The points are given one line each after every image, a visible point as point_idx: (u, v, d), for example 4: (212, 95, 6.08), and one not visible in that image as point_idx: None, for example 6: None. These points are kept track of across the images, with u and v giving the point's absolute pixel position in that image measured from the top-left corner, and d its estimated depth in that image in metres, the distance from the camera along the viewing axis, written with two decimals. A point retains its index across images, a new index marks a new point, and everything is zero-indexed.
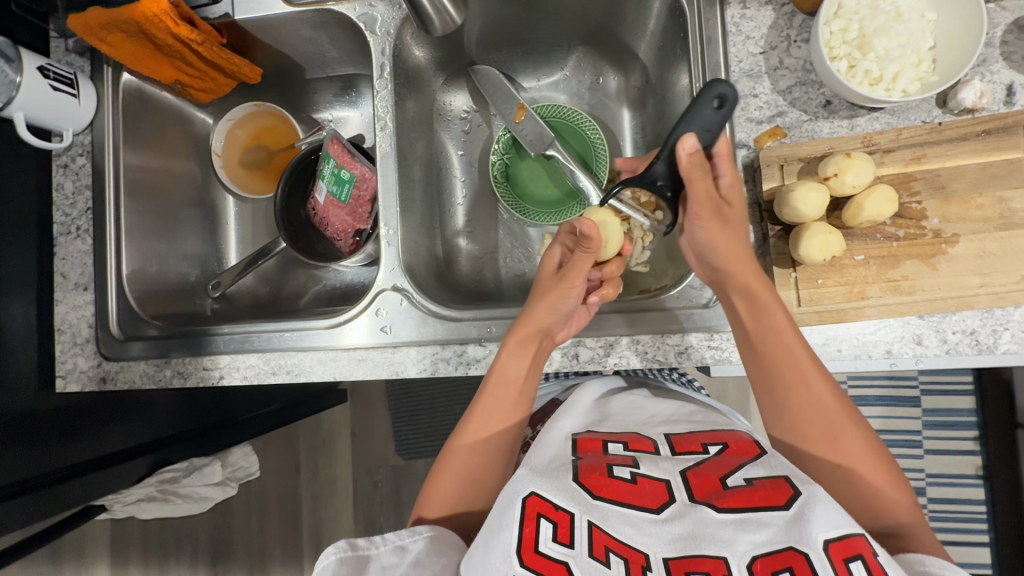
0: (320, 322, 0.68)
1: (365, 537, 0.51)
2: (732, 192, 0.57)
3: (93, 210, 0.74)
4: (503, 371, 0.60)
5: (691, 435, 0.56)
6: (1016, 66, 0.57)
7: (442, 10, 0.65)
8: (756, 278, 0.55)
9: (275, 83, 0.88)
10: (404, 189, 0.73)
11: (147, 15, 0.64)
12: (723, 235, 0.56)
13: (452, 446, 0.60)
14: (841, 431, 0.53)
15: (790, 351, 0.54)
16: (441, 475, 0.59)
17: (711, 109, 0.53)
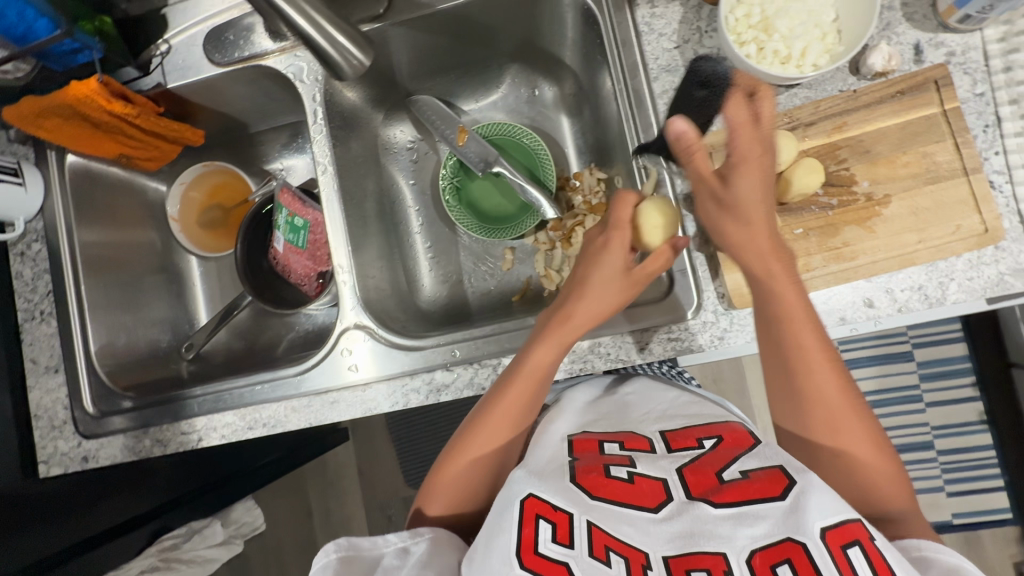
0: (288, 370, 0.68)
1: (368, 538, 0.51)
2: (741, 175, 0.52)
3: (55, 291, 0.74)
4: (538, 366, 0.58)
5: (686, 431, 0.56)
6: (919, 25, 0.59)
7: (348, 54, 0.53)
8: (773, 258, 0.52)
9: (222, 142, 0.89)
10: (354, 228, 0.73)
11: (79, 97, 0.66)
12: (721, 216, 0.54)
13: (465, 435, 0.59)
14: (843, 422, 0.51)
15: (800, 337, 0.52)
16: (446, 467, 0.59)
17: (700, 90, 0.60)
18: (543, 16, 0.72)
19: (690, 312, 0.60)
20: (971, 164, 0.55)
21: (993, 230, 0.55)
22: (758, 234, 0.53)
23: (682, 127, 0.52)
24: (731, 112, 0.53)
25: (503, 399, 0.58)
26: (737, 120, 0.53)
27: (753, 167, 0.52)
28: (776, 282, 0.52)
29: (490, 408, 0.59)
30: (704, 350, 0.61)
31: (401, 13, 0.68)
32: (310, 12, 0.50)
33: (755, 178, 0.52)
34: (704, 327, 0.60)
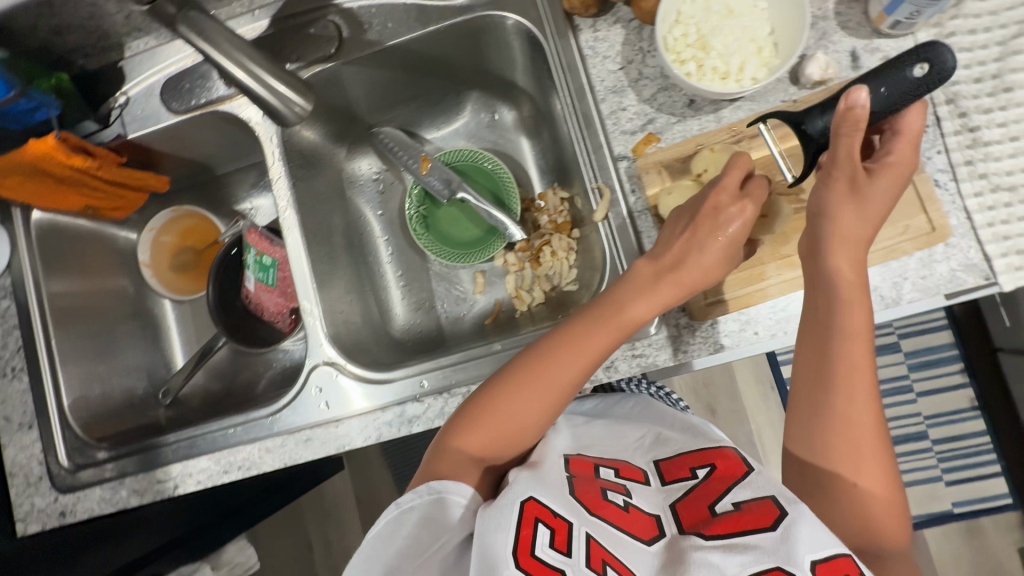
0: (262, 412, 0.68)
1: (408, 493, 0.53)
2: (885, 173, 0.51)
3: (25, 347, 0.75)
4: (631, 320, 0.56)
5: (679, 459, 0.55)
6: (854, 32, 0.60)
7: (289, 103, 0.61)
8: (852, 273, 0.51)
9: (190, 185, 0.90)
10: (319, 265, 0.74)
11: (39, 155, 0.67)
12: (844, 202, 0.51)
13: (532, 374, 0.56)
14: (866, 451, 0.50)
15: (852, 360, 0.51)
16: (496, 404, 0.56)
17: (912, 76, 0.46)
18: (493, 45, 0.73)
19: (653, 327, 0.61)
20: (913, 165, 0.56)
21: (941, 228, 0.55)
22: (859, 235, 0.52)
23: (864, 104, 0.44)
24: (911, 117, 0.50)
25: (588, 347, 0.56)
26: (911, 127, 0.51)
27: (898, 177, 0.51)
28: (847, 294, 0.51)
29: (567, 351, 0.56)
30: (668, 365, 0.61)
31: (351, 52, 0.70)
32: (252, 70, 0.57)
33: (896, 189, 0.51)
34: (667, 341, 0.61)
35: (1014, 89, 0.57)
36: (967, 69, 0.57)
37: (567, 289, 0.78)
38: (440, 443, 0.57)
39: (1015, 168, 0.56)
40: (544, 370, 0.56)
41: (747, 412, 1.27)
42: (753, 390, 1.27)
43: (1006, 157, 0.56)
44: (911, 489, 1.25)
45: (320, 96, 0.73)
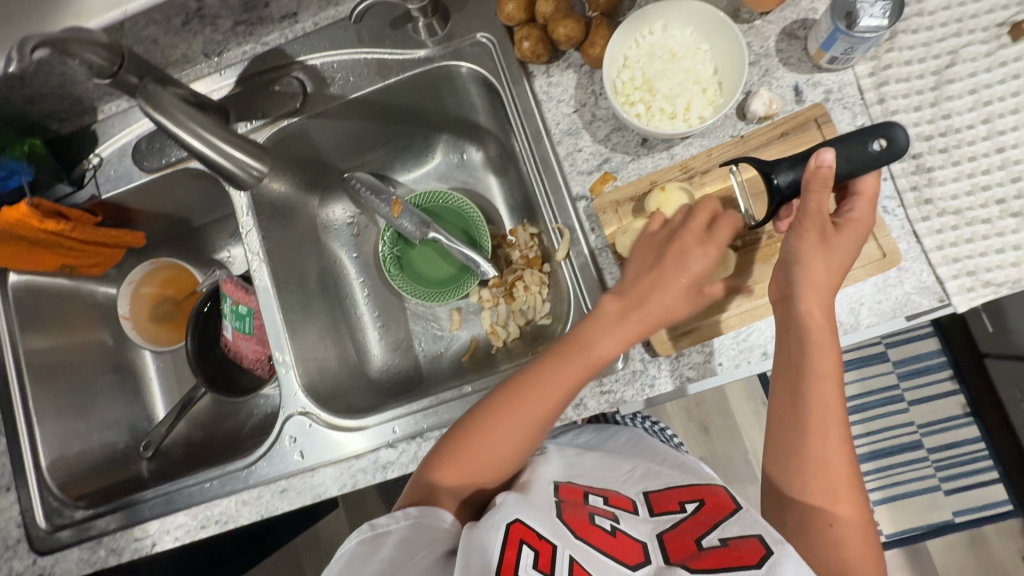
0: (239, 463, 0.68)
1: (385, 516, 0.52)
2: (852, 226, 0.53)
3: (3, 409, 0.75)
4: (600, 355, 0.55)
5: (669, 492, 0.54)
6: (796, 68, 0.62)
7: (245, 166, 0.63)
8: (822, 316, 0.52)
9: (169, 237, 0.92)
10: (292, 315, 0.75)
11: (12, 222, 0.69)
12: (817, 251, 0.52)
13: (504, 409, 0.56)
14: (841, 493, 0.50)
15: (824, 401, 0.52)
16: (470, 438, 0.56)
17: (872, 149, 0.52)
18: (454, 93, 0.75)
19: (619, 363, 0.61)
20: None
21: (891, 253, 0.57)
22: (829, 281, 0.53)
23: (830, 163, 0.51)
24: (867, 178, 0.54)
25: (559, 383, 0.55)
26: (868, 187, 0.54)
27: (862, 231, 0.53)
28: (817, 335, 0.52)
29: (539, 387, 0.56)
30: (636, 401, 0.61)
31: (316, 106, 0.72)
32: (205, 137, 0.59)
33: (859, 240, 0.53)
34: (633, 375, 0.61)
35: (951, 116, 0.59)
36: (906, 99, 0.59)
37: (541, 322, 0.79)
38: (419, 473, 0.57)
39: (959, 192, 0.58)
40: (517, 405, 0.56)
41: (740, 429, 1.26)
42: (745, 407, 1.27)
43: (949, 181, 0.58)
44: (910, 500, 1.23)
45: (288, 149, 0.75)
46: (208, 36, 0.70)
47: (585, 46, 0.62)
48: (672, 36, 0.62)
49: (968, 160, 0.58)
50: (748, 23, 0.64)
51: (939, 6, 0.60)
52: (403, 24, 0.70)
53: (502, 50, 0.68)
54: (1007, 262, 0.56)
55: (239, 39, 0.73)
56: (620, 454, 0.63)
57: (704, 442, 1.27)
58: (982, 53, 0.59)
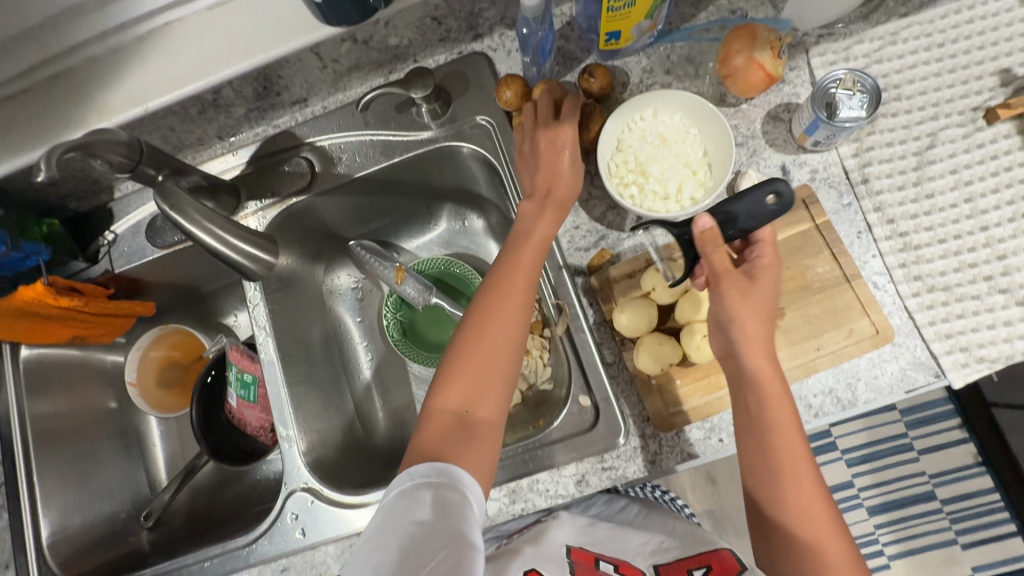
0: (238, 540, 0.68)
1: (421, 466, 0.50)
2: (766, 274, 0.55)
3: (8, 483, 0.75)
4: (539, 239, 0.60)
5: (678, 562, 0.55)
6: (782, 149, 0.65)
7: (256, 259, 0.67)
8: (769, 366, 0.53)
9: (178, 304, 0.93)
10: (297, 386, 0.76)
11: (28, 300, 0.71)
12: (745, 307, 0.54)
13: (485, 320, 0.57)
14: (828, 541, 0.50)
15: (789, 449, 0.52)
16: (466, 357, 0.56)
17: (767, 204, 0.53)
18: (455, 168, 0.78)
19: (620, 439, 0.61)
20: (850, 271, 0.60)
21: (884, 330, 0.58)
22: (764, 333, 0.54)
23: (711, 225, 0.52)
24: (766, 227, 0.56)
25: (521, 274, 0.59)
26: (768, 236, 0.56)
27: (776, 276, 0.56)
28: (768, 384, 0.53)
29: (508, 286, 0.58)
30: (639, 476, 0.61)
31: (323, 184, 0.75)
32: (209, 227, 0.61)
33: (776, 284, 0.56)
34: (635, 452, 0.61)
35: (935, 195, 0.61)
36: (889, 179, 0.62)
37: (542, 388, 0.79)
38: (428, 413, 0.55)
39: (947, 269, 0.59)
40: (498, 310, 0.58)
41: None
42: None
43: (936, 258, 0.60)
44: (927, 554, 1.19)
45: (295, 224, 0.78)
46: (222, 122, 0.74)
47: (581, 131, 0.65)
48: (663, 121, 0.65)
49: (953, 238, 0.60)
50: (734, 107, 0.67)
51: (916, 91, 0.63)
52: (407, 108, 0.74)
53: (502, 133, 0.71)
54: (999, 337, 0.57)
55: (251, 123, 0.77)
56: (625, 527, 0.63)
57: (712, 494, 1.25)
58: (960, 135, 0.62)
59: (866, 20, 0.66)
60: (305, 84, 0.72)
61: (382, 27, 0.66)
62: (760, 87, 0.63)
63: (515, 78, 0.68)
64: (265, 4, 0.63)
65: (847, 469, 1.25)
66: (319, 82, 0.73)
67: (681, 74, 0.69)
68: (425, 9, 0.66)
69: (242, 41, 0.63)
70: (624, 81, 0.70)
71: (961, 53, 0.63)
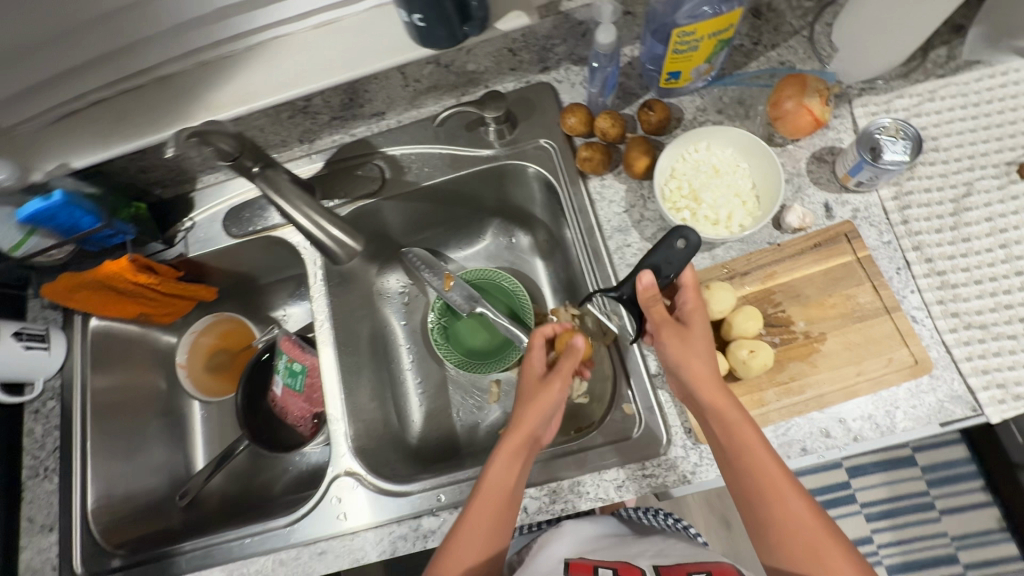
0: (278, 521, 0.70)
1: None
2: (694, 315, 0.62)
3: (62, 448, 0.79)
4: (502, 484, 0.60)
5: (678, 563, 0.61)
6: (825, 188, 0.70)
7: (343, 243, 0.72)
8: (723, 397, 0.57)
9: (233, 294, 0.98)
10: (348, 375, 0.80)
11: (110, 273, 0.75)
12: (685, 351, 0.59)
13: (475, 523, 0.58)
14: (823, 546, 0.52)
15: (765, 467, 0.55)
16: (460, 557, 0.57)
17: (678, 249, 0.62)
18: (513, 186, 0.84)
19: (662, 448, 0.64)
20: (890, 303, 0.63)
21: (923, 361, 0.61)
22: (712, 369, 0.59)
23: (653, 283, 0.60)
24: (688, 271, 0.63)
25: (482, 516, 0.58)
26: (689, 280, 0.63)
27: (705, 314, 0.62)
28: (728, 414, 0.57)
29: (468, 525, 0.58)
30: (678, 486, 0.63)
31: (392, 190, 0.81)
32: (308, 212, 0.69)
33: (705, 322, 0.62)
34: (675, 462, 0.64)
35: (971, 239, 0.65)
36: (927, 221, 0.66)
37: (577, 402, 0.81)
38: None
39: (983, 308, 0.62)
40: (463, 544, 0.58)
41: None
42: None
43: (973, 297, 0.63)
44: None
45: (361, 224, 0.84)
46: (307, 127, 0.81)
47: (628, 165, 0.72)
48: (716, 154, 0.70)
49: (989, 280, 0.63)
50: (781, 146, 0.72)
51: (953, 144, 0.68)
52: (476, 127, 0.80)
53: (562, 155, 0.77)
54: None
55: (331, 130, 0.83)
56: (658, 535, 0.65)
57: (726, 538, 1.23)
58: (995, 186, 0.66)
59: (906, 77, 0.72)
60: (386, 100, 0.79)
61: (464, 54, 0.73)
62: (808, 130, 0.69)
63: (580, 106, 0.74)
64: (366, 27, 0.70)
65: (865, 523, 1.23)
66: (399, 99, 0.80)
67: (732, 114, 0.75)
68: (504, 41, 0.73)
69: (342, 56, 0.70)
70: (679, 117, 0.76)
71: (995, 113, 0.69)
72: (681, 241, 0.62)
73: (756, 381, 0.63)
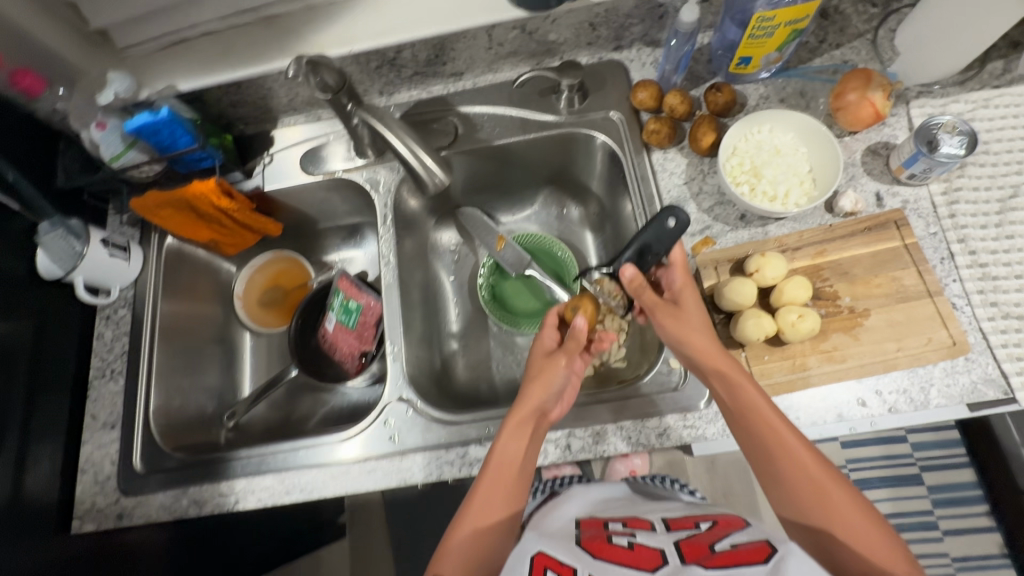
0: (332, 437, 0.74)
1: None
2: (685, 293, 0.68)
3: (129, 353, 0.83)
4: (511, 456, 0.63)
5: (686, 516, 0.64)
6: (878, 178, 0.74)
7: (433, 173, 0.73)
8: (725, 361, 0.62)
9: (292, 236, 1.03)
10: (407, 313, 0.85)
11: (197, 193, 0.80)
12: (681, 326, 0.65)
13: (493, 484, 0.61)
14: (828, 491, 0.56)
15: (767, 421, 0.59)
16: (476, 515, 0.60)
17: (668, 227, 0.68)
18: (575, 154, 0.89)
19: (703, 402, 0.69)
20: (933, 287, 0.67)
21: (960, 342, 0.64)
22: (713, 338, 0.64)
23: (634, 274, 0.68)
24: (676, 251, 0.69)
25: (491, 491, 0.61)
26: (678, 259, 0.69)
27: (694, 290, 0.68)
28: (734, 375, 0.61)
29: (481, 493, 0.61)
30: (715, 440, 0.67)
31: (463, 144, 0.86)
32: (406, 139, 0.71)
33: (696, 299, 0.67)
34: (715, 416, 0.68)
35: (1014, 237, 0.69)
36: (973, 217, 0.70)
37: (613, 365, 0.85)
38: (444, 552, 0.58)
39: (1021, 301, 0.66)
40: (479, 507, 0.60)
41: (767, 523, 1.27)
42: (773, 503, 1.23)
43: (1013, 290, 0.67)
44: None
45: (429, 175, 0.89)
46: (389, 79, 0.86)
47: (694, 141, 0.76)
48: (777, 137, 0.75)
49: None
50: (838, 138, 0.77)
51: (1003, 149, 0.72)
52: (548, 94, 0.85)
53: (628, 127, 0.82)
54: None
55: (409, 86, 0.88)
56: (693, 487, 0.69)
57: None
58: None
59: (962, 85, 0.77)
60: (468, 60, 0.84)
61: (549, 23, 0.78)
62: (867, 121, 0.73)
63: (651, 82, 0.79)
64: None
65: None
66: (480, 60, 0.85)
67: (793, 104, 0.79)
68: (587, 15, 0.78)
69: (439, 12, 0.75)
70: (742, 102, 0.80)
71: None
72: (671, 220, 0.68)
73: (800, 348, 0.67)
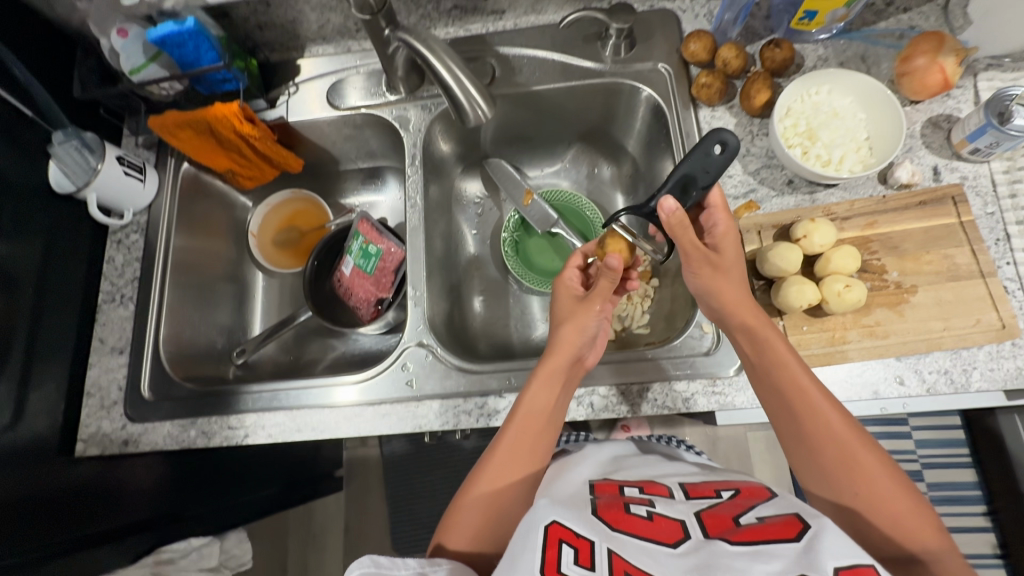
0: (349, 377, 0.72)
1: (390, 555, 0.45)
2: (725, 241, 0.64)
3: (139, 279, 0.81)
4: (536, 406, 0.61)
5: (706, 482, 0.60)
6: (936, 152, 0.70)
7: (476, 106, 0.69)
8: (754, 316, 0.60)
9: (310, 176, 0.99)
10: (429, 261, 0.81)
11: (218, 116, 0.75)
12: (715, 278, 0.62)
13: (514, 435, 0.60)
14: (857, 456, 0.53)
15: (794, 380, 0.56)
16: (493, 463, 0.59)
17: (714, 154, 0.61)
18: (614, 108, 0.85)
19: (733, 369, 0.66)
20: (986, 269, 0.63)
21: (1010, 326, 0.61)
22: (745, 293, 0.62)
23: (676, 207, 0.60)
24: (715, 193, 0.65)
25: (510, 441, 0.60)
26: (718, 199, 0.65)
27: (734, 236, 0.64)
28: (763, 332, 0.59)
29: (498, 441, 0.60)
30: (745, 409, 0.65)
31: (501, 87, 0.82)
32: (450, 65, 0.66)
33: (736, 248, 0.64)
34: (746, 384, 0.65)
35: None
36: None
37: (636, 332, 0.82)
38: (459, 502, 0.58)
39: None
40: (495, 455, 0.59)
41: None
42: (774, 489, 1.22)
43: None
44: None
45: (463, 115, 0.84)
46: (426, 12, 0.82)
47: (746, 99, 0.72)
48: (835, 100, 0.71)
49: None
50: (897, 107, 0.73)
51: None
52: (593, 40, 0.81)
53: (676, 81, 0.78)
54: None
55: (447, 21, 0.84)
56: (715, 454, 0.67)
57: None
58: None
59: None
60: None
61: None
62: (934, 90, 0.69)
63: (704, 33, 0.74)
64: None
65: None
66: None
67: (853, 68, 0.75)
68: None
69: None
70: (799, 63, 0.76)
71: None
72: (718, 146, 0.61)
73: (840, 321, 0.65)
